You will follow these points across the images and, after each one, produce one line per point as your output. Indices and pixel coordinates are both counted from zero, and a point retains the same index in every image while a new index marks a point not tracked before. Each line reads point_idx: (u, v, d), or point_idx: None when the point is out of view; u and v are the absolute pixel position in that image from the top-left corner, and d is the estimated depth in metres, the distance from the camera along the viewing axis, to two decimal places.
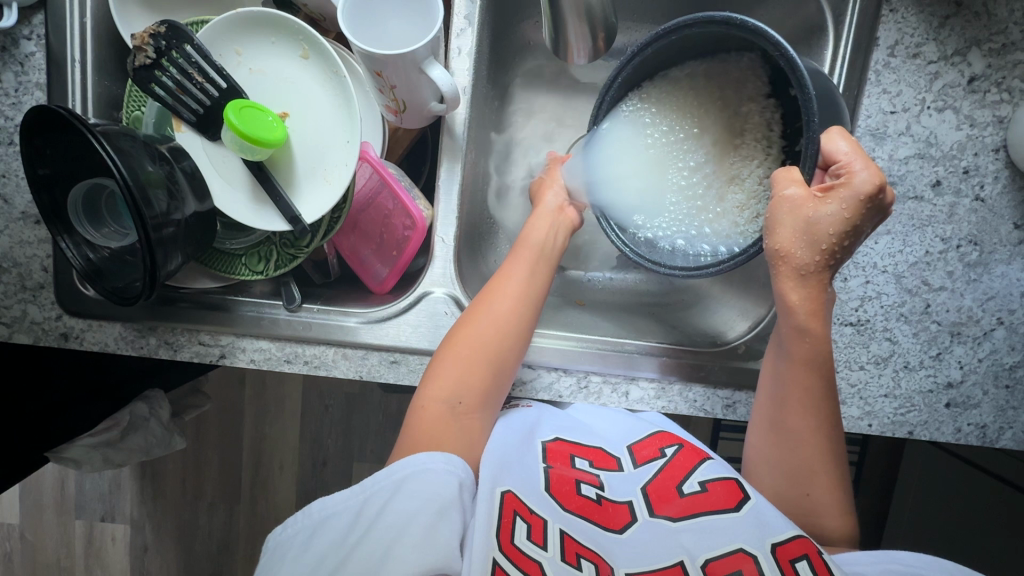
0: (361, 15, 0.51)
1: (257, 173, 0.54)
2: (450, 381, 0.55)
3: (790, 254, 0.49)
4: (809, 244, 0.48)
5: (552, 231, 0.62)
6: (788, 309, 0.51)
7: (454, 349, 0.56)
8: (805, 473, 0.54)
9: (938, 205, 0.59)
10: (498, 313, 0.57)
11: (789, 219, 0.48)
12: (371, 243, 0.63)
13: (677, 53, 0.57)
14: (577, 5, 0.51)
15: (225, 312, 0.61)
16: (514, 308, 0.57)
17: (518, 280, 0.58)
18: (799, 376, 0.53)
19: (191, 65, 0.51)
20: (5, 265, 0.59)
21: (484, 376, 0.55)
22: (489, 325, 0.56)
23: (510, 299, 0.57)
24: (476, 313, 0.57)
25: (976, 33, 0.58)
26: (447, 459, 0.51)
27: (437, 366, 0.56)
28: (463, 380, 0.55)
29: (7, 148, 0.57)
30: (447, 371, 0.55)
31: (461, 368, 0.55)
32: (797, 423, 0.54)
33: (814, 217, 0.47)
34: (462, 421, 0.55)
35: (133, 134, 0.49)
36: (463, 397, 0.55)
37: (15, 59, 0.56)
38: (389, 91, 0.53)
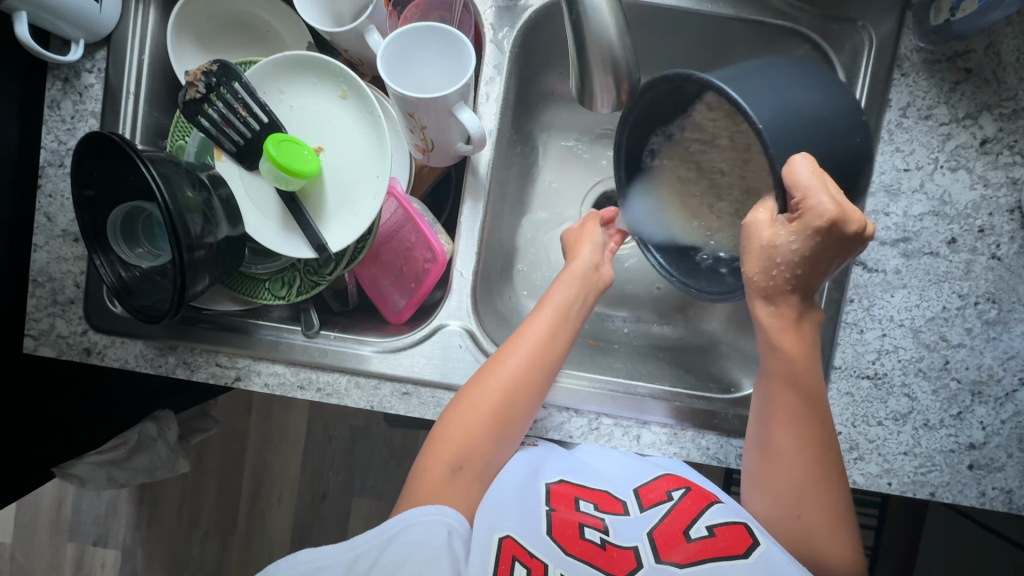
0: (400, 61, 0.54)
1: (288, 203, 0.56)
2: (460, 433, 0.54)
3: (750, 279, 0.50)
4: (764, 270, 0.48)
5: (579, 289, 0.61)
6: (757, 326, 0.52)
7: (467, 401, 0.55)
8: (804, 532, 0.52)
9: (955, 261, 0.60)
10: (512, 376, 0.56)
11: (746, 246, 0.49)
12: (390, 274, 0.65)
13: (667, 103, 0.57)
14: (601, 57, 0.53)
15: (243, 334, 0.62)
16: (529, 372, 0.56)
17: (537, 339, 0.58)
18: (786, 409, 0.52)
19: (236, 100, 0.53)
20: (40, 279, 0.62)
21: (500, 429, 0.55)
22: (502, 368, 0.56)
23: (525, 355, 0.57)
24: (490, 371, 0.56)
25: (987, 98, 0.59)
26: (442, 512, 0.51)
27: (446, 428, 0.55)
28: (474, 435, 0.54)
29: (56, 169, 0.61)
30: (456, 435, 0.54)
31: (472, 425, 0.54)
32: (787, 461, 0.52)
33: (767, 247, 0.47)
34: (472, 461, 0.54)
35: (177, 162, 0.52)
36: (465, 462, 0.54)
37: (75, 90, 0.60)
38: (420, 132, 0.56)
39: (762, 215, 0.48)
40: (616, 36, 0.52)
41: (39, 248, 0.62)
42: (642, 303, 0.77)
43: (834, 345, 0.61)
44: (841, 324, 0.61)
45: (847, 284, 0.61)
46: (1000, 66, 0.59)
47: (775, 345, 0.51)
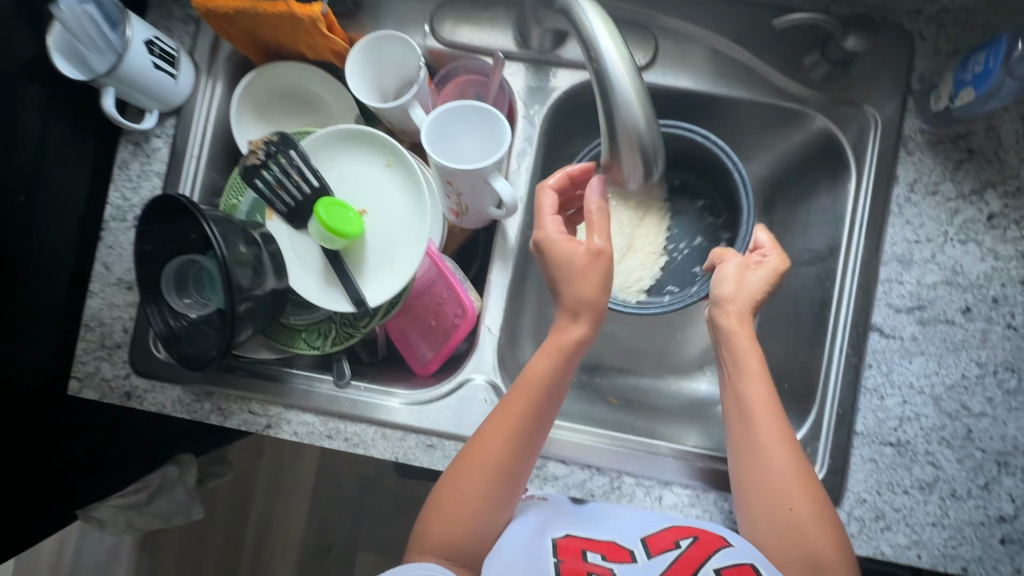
0: (440, 133, 0.59)
1: (331, 260, 0.60)
2: (447, 524, 0.54)
3: (710, 313, 0.61)
4: (734, 298, 0.59)
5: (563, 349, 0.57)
6: (724, 342, 0.59)
7: (451, 489, 0.55)
8: (799, 541, 0.51)
9: (970, 329, 0.61)
10: (494, 464, 0.54)
11: (722, 279, 0.60)
12: (420, 328, 0.68)
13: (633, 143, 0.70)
14: (628, 140, 0.46)
15: (277, 383, 0.65)
16: (509, 458, 0.54)
17: (517, 411, 0.55)
18: (763, 406, 0.56)
19: (291, 166, 0.58)
20: (92, 324, 0.65)
21: (489, 514, 0.54)
22: (484, 444, 0.55)
23: (509, 432, 0.55)
24: (471, 460, 0.55)
25: (990, 176, 0.63)
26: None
27: (434, 518, 0.55)
28: (461, 524, 0.54)
29: (118, 224, 0.66)
30: (445, 526, 0.54)
31: (457, 515, 0.54)
32: (772, 458, 0.54)
33: (739, 279, 0.59)
34: (477, 541, 0.54)
35: (233, 220, 0.57)
36: (455, 553, 0.54)
37: (144, 152, 0.66)
38: (455, 197, 0.61)
39: (725, 267, 0.60)
40: (644, 119, 0.46)
41: (94, 295, 0.66)
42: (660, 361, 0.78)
43: (855, 411, 0.61)
44: (860, 389, 0.62)
45: (865, 350, 0.62)
46: (1001, 147, 0.63)
47: (740, 344, 0.58)
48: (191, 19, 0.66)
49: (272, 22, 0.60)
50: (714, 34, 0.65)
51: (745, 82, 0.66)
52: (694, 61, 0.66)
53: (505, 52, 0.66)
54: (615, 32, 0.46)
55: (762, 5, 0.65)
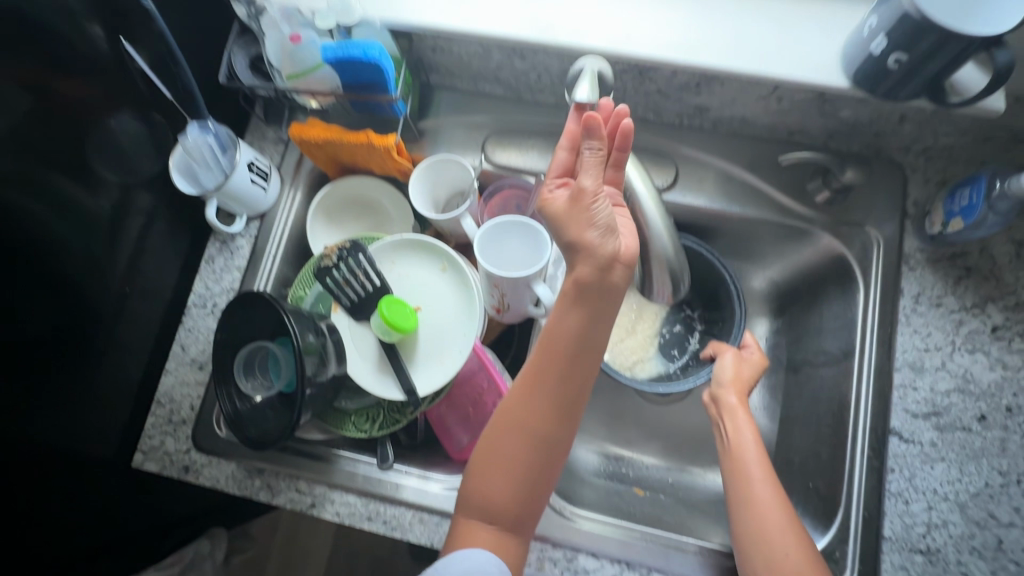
0: (489, 242, 0.67)
1: (387, 350, 0.67)
2: (488, 483, 0.55)
3: (709, 395, 0.68)
4: (735, 385, 0.66)
5: (584, 305, 0.54)
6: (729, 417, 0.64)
7: (490, 448, 0.56)
8: None
9: (988, 437, 0.64)
10: (527, 420, 0.55)
11: (725, 370, 0.67)
12: (458, 415, 0.73)
13: None
14: (659, 263, 0.55)
15: (324, 463, 0.69)
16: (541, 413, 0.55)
17: (543, 375, 0.55)
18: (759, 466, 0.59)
19: (358, 266, 0.67)
20: (163, 401, 0.72)
21: (529, 474, 0.55)
22: (511, 409, 0.56)
23: (535, 397, 0.55)
24: (505, 418, 0.56)
25: (990, 291, 0.68)
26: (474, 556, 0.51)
27: (476, 480, 0.56)
28: (502, 484, 0.55)
29: (199, 310, 0.74)
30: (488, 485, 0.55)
31: (499, 472, 0.55)
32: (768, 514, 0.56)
33: (737, 367, 0.67)
34: (519, 499, 0.55)
35: (304, 313, 0.65)
36: (499, 513, 0.55)
37: (228, 248, 0.76)
38: (498, 296, 0.68)
39: (724, 357, 0.68)
40: (671, 247, 0.55)
41: (168, 373, 0.73)
42: (683, 453, 0.81)
43: (882, 515, 0.63)
44: (885, 493, 0.63)
45: (886, 454, 0.64)
46: (996, 266, 0.69)
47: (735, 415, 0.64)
48: (281, 141, 0.79)
49: (354, 148, 0.71)
50: (727, 162, 0.75)
51: (755, 202, 0.75)
52: (709, 184, 0.76)
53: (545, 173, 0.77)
54: (643, 172, 0.55)
55: (768, 139, 0.75)
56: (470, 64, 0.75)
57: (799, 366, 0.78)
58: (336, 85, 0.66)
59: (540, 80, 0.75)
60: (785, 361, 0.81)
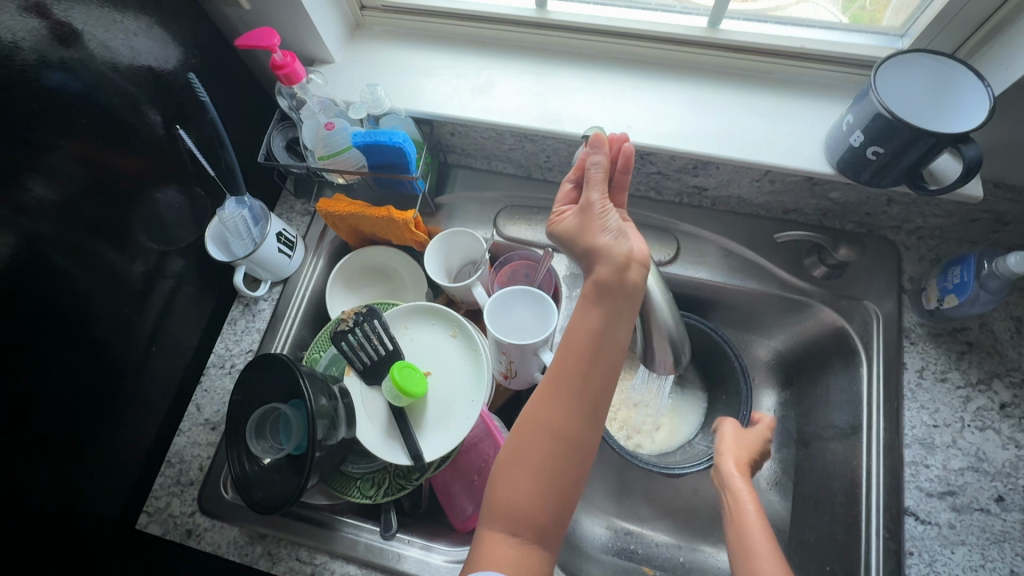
0: (499, 311, 0.70)
1: (395, 414, 0.68)
2: (515, 490, 0.51)
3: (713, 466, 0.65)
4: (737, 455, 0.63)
5: (608, 301, 0.53)
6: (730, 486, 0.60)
7: (517, 452, 0.52)
8: None
9: (1008, 520, 0.62)
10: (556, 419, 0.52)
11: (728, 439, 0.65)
12: (464, 483, 0.73)
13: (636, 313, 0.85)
14: (659, 333, 0.53)
15: (326, 530, 0.68)
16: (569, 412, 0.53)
17: (566, 371, 0.53)
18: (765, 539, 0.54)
19: (373, 332, 0.70)
20: (173, 460, 0.74)
21: (558, 481, 0.51)
22: (537, 409, 0.53)
23: (563, 396, 0.53)
24: (534, 418, 0.53)
25: (994, 367, 0.69)
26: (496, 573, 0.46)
27: (501, 488, 0.52)
28: (529, 489, 0.51)
29: (218, 371, 0.79)
30: (513, 493, 0.51)
31: (527, 478, 0.51)
32: None
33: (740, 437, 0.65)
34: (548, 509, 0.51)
35: (319, 376, 0.67)
36: (525, 525, 0.50)
37: (250, 312, 0.81)
38: (507, 362, 0.70)
39: (725, 426, 0.67)
40: (670, 315, 0.53)
41: (182, 433, 0.76)
42: (693, 529, 0.79)
43: None
44: None
45: (902, 535, 0.62)
46: (998, 341, 0.70)
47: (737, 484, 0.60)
48: (308, 213, 0.86)
49: (375, 221, 0.77)
50: (725, 238, 0.79)
51: (755, 276, 0.78)
52: (710, 258, 0.79)
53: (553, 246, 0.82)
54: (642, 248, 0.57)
55: (764, 216, 0.80)
56: (485, 147, 0.82)
57: (809, 439, 0.77)
58: (362, 164, 0.73)
59: (549, 161, 0.81)
60: (794, 434, 0.80)
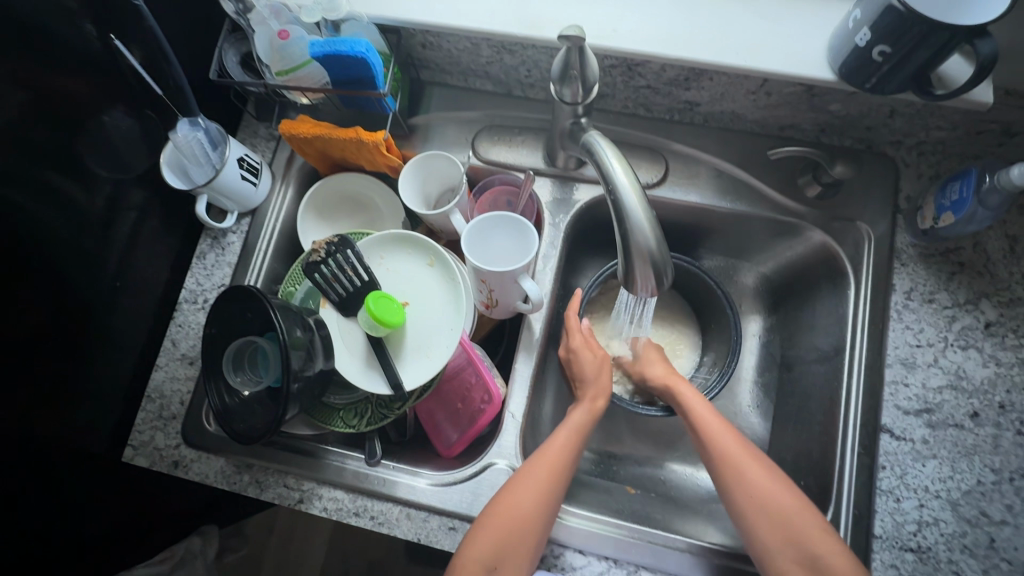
0: (476, 240, 0.67)
1: (374, 345, 0.66)
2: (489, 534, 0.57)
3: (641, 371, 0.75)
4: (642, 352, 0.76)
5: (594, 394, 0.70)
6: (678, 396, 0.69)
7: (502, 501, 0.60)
8: None
9: (981, 434, 0.63)
10: (529, 493, 0.59)
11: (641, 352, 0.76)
12: (447, 410, 0.73)
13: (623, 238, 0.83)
14: (641, 256, 0.50)
15: (312, 459, 0.69)
16: (544, 485, 0.60)
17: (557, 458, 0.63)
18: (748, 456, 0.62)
19: (347, 263, 0.67)
20: (153, 395, 0.72)
21: (525, 534, 0.58)
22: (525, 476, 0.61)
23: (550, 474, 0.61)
24: (517, 479, 0.61)
25: (983, 287, 0.67)
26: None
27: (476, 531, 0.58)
28: (506, 537, 0.57)
29: (191, 306, 0.75)
30: (483, 537, 0.57)
31: (503, 527, 0.58)
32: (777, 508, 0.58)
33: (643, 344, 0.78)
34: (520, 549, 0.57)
35: (292, 308, 0.65)
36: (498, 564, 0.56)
37: (220, 245, 0.76)
38: (487, 292, 0.67)
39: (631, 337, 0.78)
40: (654, 236, 0.50)
41: (159, 368, 0.73)
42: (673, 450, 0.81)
43: (872, 513, 0.62)
44: (875, 490, 0.63)
45: (876, 451, 0.64)
46: (990, 261, 0.68)
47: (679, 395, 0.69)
48: (273, 138, 0.80)
49: (343, 144, 0.71)
50: (718, 158, 0.75)
51: (746, 198, 0.74)
52: (702, 179, 0.75)
53: (535, 169, 0.77)
54: (628, 166, 0.53)
55: (759, 134, 0.75)
56: (460, 60, 0.75)
57: (792, 362, 0.78)
58: (324, 80, 0.66)
59: (529, 75, 0.75)
60: (778, 358, 0.81)
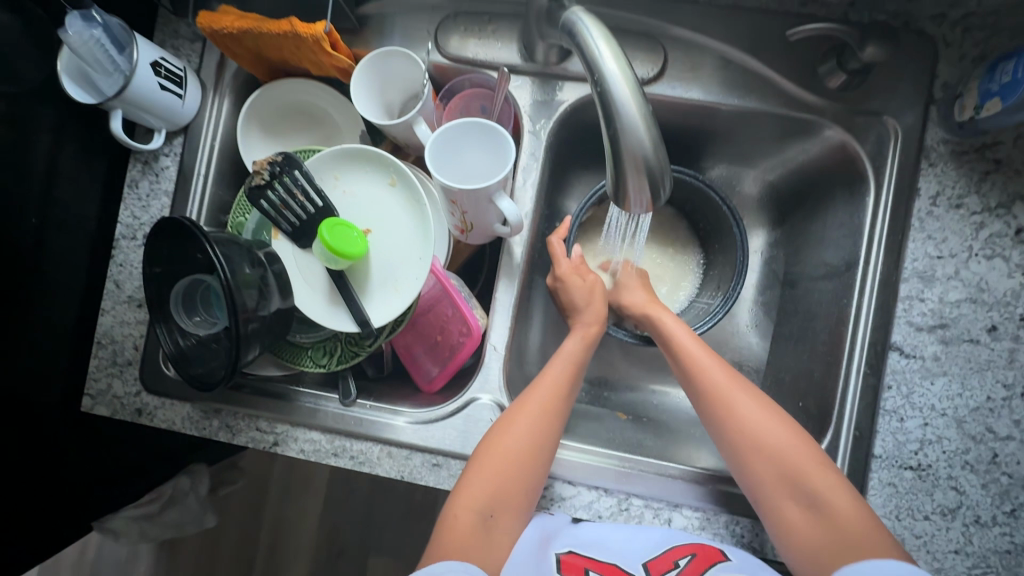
0: (444, 154, 0.58)
1: (335, 280, 0.60)
2: (484, 480, 0.54)
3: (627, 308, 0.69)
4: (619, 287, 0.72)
5: (584, 328, 0.65)
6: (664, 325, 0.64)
7: (494, 445, 0.56)
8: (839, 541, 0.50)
9: (996, 349, 0.59)
10: (523, 433, 0.56)
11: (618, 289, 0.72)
12: (425, 344, 0.68)
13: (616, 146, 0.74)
14: (634, 164, 0.42)
15: (284, 401, 0.65)
16: (540, 423, 0.57)
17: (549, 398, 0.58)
18: (750, 397, 0.58)
19: (296, 186, 0.58)
20: (103, 342, 0.66)
21: (522, 478, 0.55)
22: (515, 414, 0.57)
23: (541, 415, 0.57)
24: (508, 420, 0.57)
25: (1018, 188, 0.60)
26: (463, 568, 0.48)
27: (469, 478, 0.55)
28: (501, 482, 0.54)
29: (129, 242, 0.67)
30: (477, 482, 0.54)
31: (498, 471, 0.54)
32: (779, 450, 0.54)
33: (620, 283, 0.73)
34: (517, 491, 0.55)
35: (238, 241, 0.57)
36: (495, 510, 0.54)
37: (152, 171, 0.67)
38: (460, 215, 0.60)
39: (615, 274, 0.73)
40: (650, 139, 0.41)
41: (105, 312, 0.66)
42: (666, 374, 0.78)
43: (874, 433, 0.59)
44: (879, 410, 0.59)
45: (883, 370, 0.60)
46: None
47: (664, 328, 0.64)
48: (198, 39, 0.67)
49: (278, 40, 0.60)
50: (726, 44, 0.64)
51: (756, 93, 0.64)
52: (705, 72, 0.64)
53: (510, 67, 0.66)
54: (618, 50, 0.42)
55: (774, 13, 0.64)
56: None
57: (796, 281, 0.73)
58: None
59: None
60: (781, 276, 0.76)
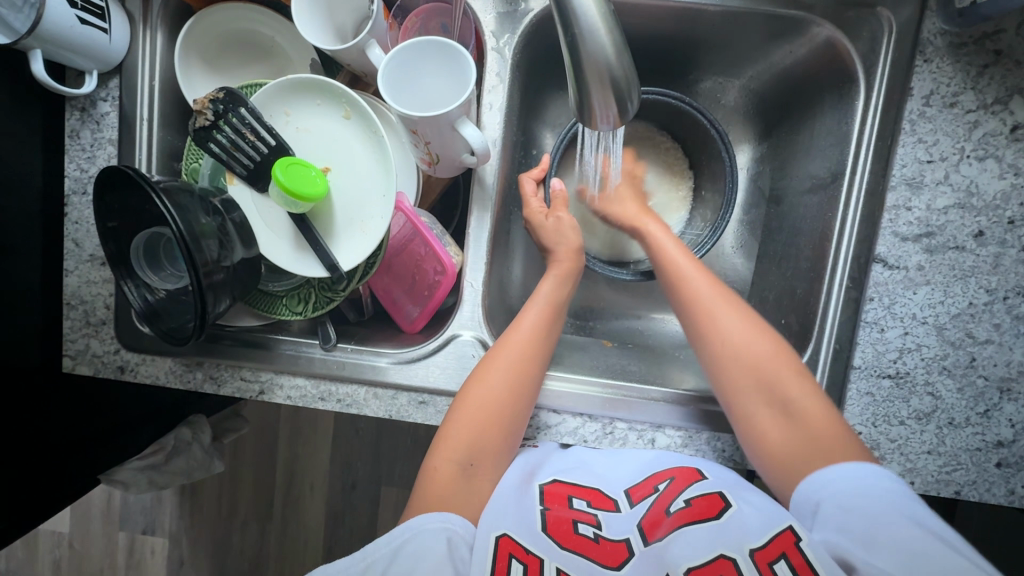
0: (399, 81, 0.54)
1: (299, 225, 0.57)
2: (466, 429, 0.55)
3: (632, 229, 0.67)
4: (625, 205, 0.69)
5: (559, 271, 0.64)
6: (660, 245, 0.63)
7: (473, 392, 0.56)
8: (805, 438, 0.52)
9: (982, 255, 0.58)
10: (503, 381, 0.56)
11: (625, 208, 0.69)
12: (404, 285, 0.67)
13: None
14: (597, 75, 0.38)
15: (264, 349, 0.65)
16: (520, 367, 0.57)
17: (531, 343, 0.58)
18: (726, 306, 0.58)
19: (244, 125, 0.55)
20: (73, 303, 0.65)
21: (504, 423, 0.56)
22: (496, 361, 0.57)
23: (521, 360, 0.57)
24: (487, 364, 0.57)
25: (1017, 81, 0.56)
26: (447, 520, 0.52)
27: (451, 427, 0.56)
28: (482, 430, 0.55)
29: (80, 197, 0.64)
30: (459, 431, 0.55)
31: (478, 420, 0.55)
32: (756, 354, 0.55)
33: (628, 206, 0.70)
34: (500, 436, 0.56)
35: (190, 189, 0.53)
36: (476, 459, 0.55)
37: (92, 119, 0.62)
38: (423, 146, 0.56)
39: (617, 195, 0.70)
40: (612, 46, 0.37)
41: (70, 272, 0.65)
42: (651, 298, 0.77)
43: (854, 346, 0.59)
44: (860, 323, 0.59)
45: (866, 283, 0.59)
46: None
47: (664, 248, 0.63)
48: None
49: None
50: None
51: None
52: None
53: None
54: None
55: None
56: None
57: (782, 196, 0.70)
58: None
59: None
60: (767, 193, 0.73)
